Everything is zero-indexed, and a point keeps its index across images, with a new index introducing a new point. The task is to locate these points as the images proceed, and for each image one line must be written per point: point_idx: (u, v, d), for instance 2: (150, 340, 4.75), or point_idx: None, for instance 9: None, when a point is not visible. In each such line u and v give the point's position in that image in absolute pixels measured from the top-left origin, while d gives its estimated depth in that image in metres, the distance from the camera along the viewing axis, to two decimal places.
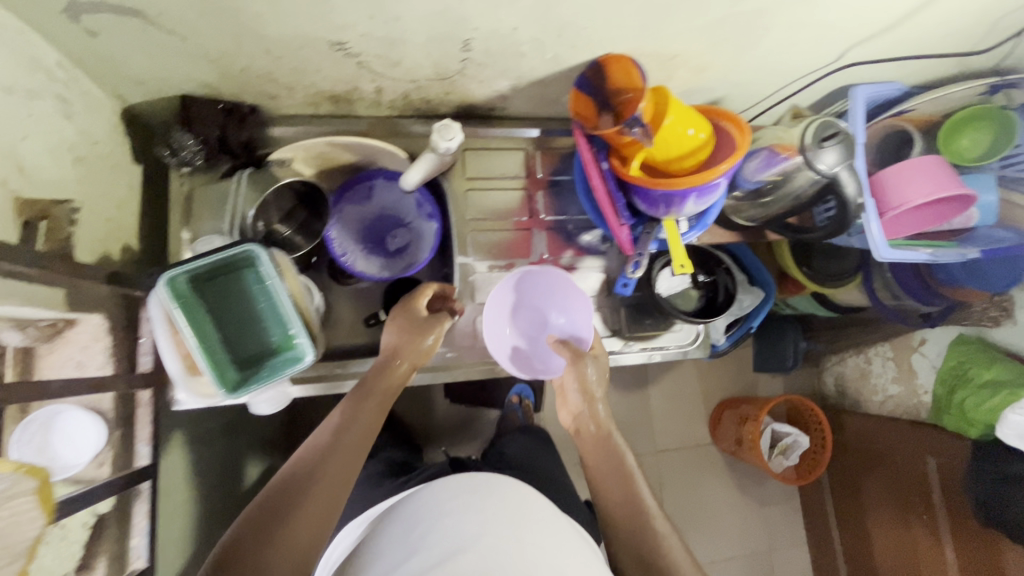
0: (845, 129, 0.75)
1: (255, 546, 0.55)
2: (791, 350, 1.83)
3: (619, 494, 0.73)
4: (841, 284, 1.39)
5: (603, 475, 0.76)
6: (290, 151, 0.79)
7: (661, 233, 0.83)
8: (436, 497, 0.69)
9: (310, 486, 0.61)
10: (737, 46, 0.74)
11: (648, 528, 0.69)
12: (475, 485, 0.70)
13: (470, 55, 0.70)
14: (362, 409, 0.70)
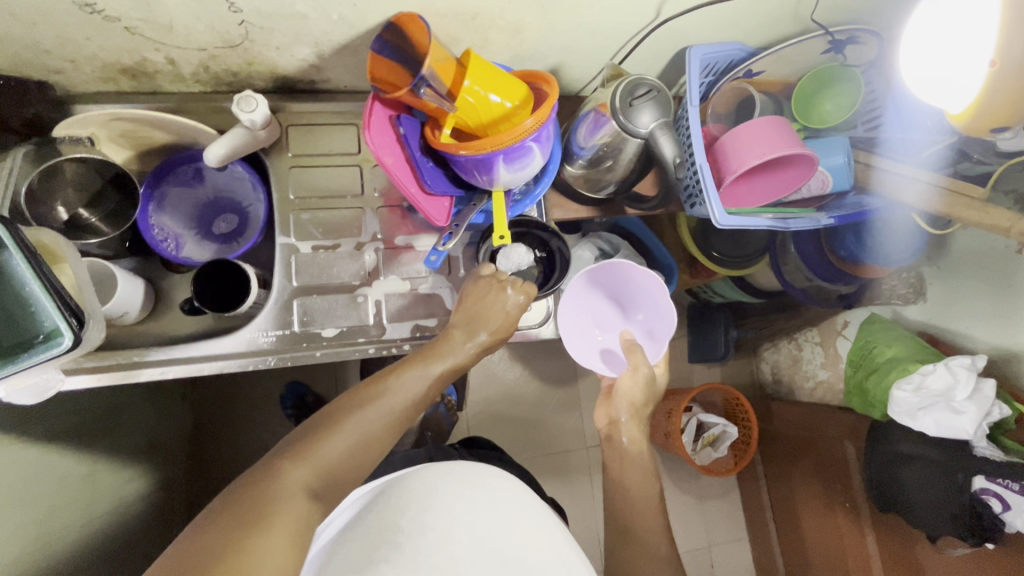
0: (654, 86, 0.72)
1: (298, 449, 0.60)
2: (722, 339, 1.78)
3: (642, 491, 0.78)
4: (747, 265, 1.33)
5: (629, 468, 0.80)
6: (84, 129, 0.75)
7: (487, 203, 0.79)
8: (430, 483, 0.60)
9: (371, 432, 0.64)
10: (536, 2, 0.70)
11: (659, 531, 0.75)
12: (463, 474, 0.63)
13: (245, 17, 0.66)
14: (433, 375, 0.71)
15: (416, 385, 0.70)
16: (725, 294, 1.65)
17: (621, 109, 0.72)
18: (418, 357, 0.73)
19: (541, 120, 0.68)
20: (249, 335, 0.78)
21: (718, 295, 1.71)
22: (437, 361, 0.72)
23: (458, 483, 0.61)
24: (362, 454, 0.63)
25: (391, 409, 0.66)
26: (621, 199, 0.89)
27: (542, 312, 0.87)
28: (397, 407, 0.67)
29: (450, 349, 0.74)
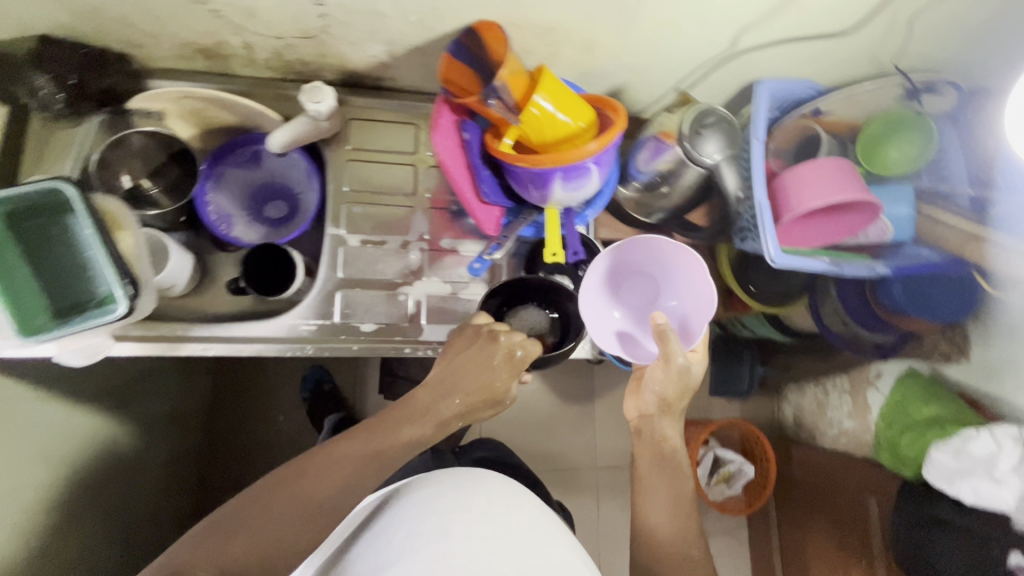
0: (724, 117, 0.70)
1: (229, 522, 0.60)
2: (746, 374, 1.78)
3: (668, 504, 0.75)
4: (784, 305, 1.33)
5: (655, 477, 0.77)
6: (156, 102, 0.78)
7: (539, 217, 0.79)
8: (425, 499, 0.60)
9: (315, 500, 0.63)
10: (614, 23, 0.70)
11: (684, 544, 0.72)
12: (461, 482, 0.62)
13: (327, 10, 0.67)
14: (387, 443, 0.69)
15: (368, 452, 0.68)
16: (754, 330, 1.61)
17: (688, 136, 0.71)
18: (378, 424, 0.72)
19: (604, 145, 0.69)
20: (290, 321, 0.78)
21: (746, 330, 1.66)
22: (395, 428, 0.71)
23: (456, 492, 0.60)
24: (303, 526, 0.61)
25: (339, 479, 0.65)
26: (671, 225, 0.88)
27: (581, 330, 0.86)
28: (343, 476, 0.65)
29: (414, 416, 0.72)
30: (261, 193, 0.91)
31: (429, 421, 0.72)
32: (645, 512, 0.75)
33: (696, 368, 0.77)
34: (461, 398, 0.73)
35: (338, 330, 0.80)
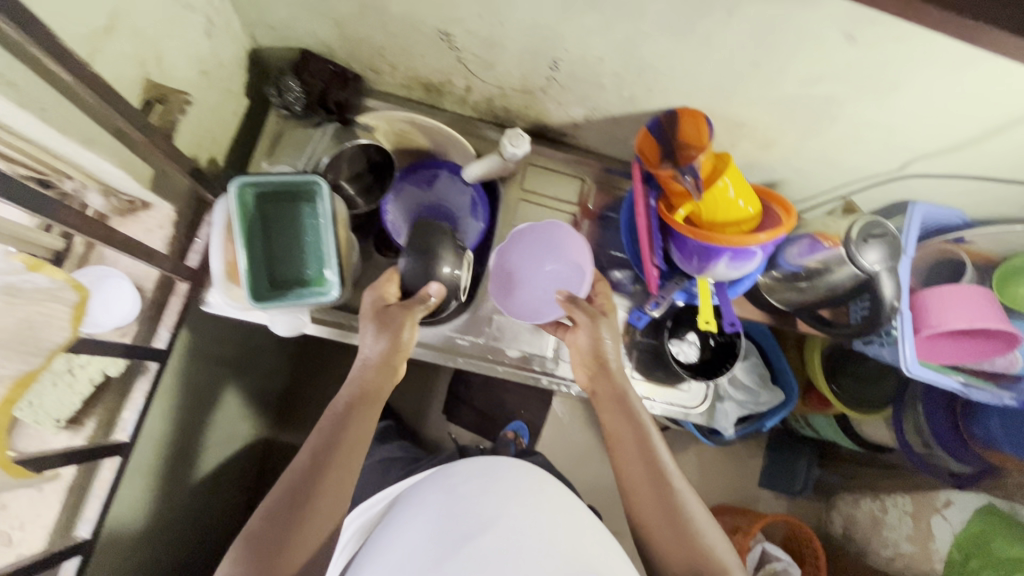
0: (891, 232, 0.77)
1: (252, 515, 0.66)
2: (802, 475, 1.77)
3: (643, 478, 0.72)
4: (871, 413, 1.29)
5: (624, 446, 0.75)
6: (374, 120, 0.89)
7: (692, 287, 0.85)
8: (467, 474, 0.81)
9: (296, 491, 0.66)
10: (803, 130, 0.78)
11: (675, 512, 0.69)
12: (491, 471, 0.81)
13: (556, 75, 0.77)
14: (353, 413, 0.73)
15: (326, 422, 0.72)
16: (819, 430, 1.61)
17: (855, 240, 0.77)
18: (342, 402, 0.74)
19: (773, 238, 0.75)
20: (446, 332, 0.85)
21: (808, 425, 1.65)
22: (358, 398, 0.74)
23: (485, 469, 0.81)
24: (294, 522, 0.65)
25: (313, 461, 0.69)
26: (802, 317, 0.93)
27: (702, 394, 0.91)
28: (311, 457, 0.69)
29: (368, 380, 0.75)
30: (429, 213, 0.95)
31: (381, 377, 0.75)
32: (629, 496, 0.73)
33: (610, 324, 0.79)
34: (395, 355, 0.76)
35: (486, 349, 0.86)
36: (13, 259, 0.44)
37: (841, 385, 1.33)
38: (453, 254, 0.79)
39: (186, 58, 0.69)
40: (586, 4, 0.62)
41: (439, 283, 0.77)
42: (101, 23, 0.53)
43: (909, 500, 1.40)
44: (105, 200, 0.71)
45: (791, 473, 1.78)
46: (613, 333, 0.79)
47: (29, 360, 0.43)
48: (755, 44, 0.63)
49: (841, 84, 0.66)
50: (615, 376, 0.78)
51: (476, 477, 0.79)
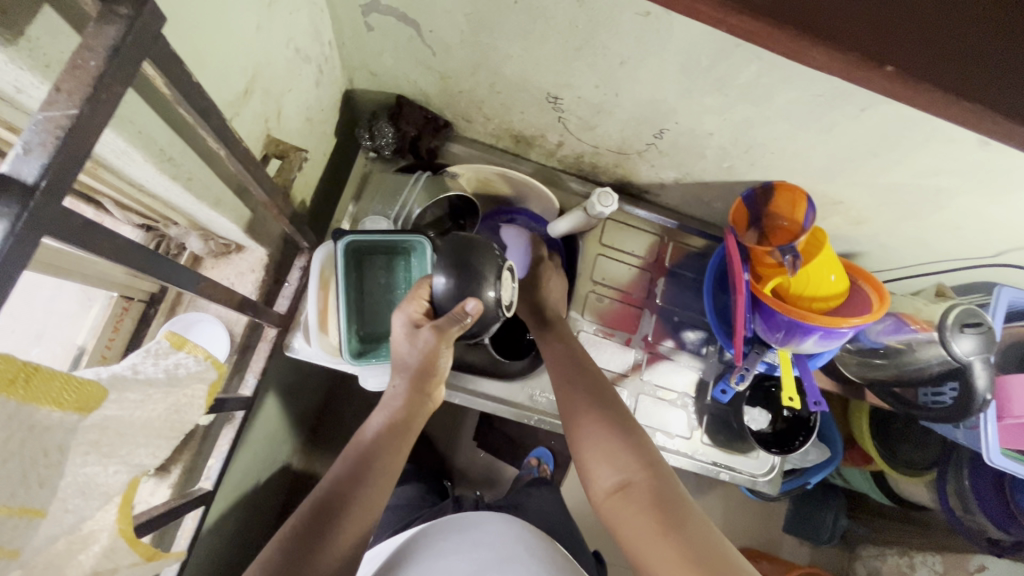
0: (987, 323, 0.76)
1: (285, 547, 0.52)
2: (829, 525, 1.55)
3: (608, 456, 0.62)
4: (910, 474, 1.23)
5: (588, 421, 0.65)
6: (464, 168, 0.86)
7: (769, 356, 0.85)
8: (443, 533, 0.76)
9: (319, 526, 0.53)
10: (902, 213, 0.77)
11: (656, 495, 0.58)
12: (464, 524, 0.77)
13: (657, 142, 0.76)
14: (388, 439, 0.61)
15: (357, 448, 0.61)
16: (851, 482, 1.47)
17: (950, 327, 0.76)
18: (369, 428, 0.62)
19: (867, 322, 0.73)
20: (520, 387, 0.85)
21: (838, 477, 1.52)
22: (393, 422, 0.61)
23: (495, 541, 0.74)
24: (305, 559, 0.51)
25: (336, 487, 0.56)
26: (876, 392, 0.92)
27: (770, 463, 0.89)
28: (336, 482, 0.57)
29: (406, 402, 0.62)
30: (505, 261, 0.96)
31: (421, 400, 0.64)
32: (592, 474, 0.62)
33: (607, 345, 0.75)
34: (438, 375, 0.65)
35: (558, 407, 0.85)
36: (164, 339, 0.43)
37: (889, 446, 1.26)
38: (495, 274, 0.65)
39: (297, 107, 0.68)
40: (713, 87, 0.62)
41: (476, 303, 0.62)
42: (242, 86, 0.53)
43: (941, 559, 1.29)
44: (205, 242, 0.69)
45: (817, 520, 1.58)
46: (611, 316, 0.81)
47: (171, 441, 0.43)
48: (878, 137, 0.63)
49: (957, 178, 0.66)
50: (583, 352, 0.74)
51: (455, 533, 0.76)
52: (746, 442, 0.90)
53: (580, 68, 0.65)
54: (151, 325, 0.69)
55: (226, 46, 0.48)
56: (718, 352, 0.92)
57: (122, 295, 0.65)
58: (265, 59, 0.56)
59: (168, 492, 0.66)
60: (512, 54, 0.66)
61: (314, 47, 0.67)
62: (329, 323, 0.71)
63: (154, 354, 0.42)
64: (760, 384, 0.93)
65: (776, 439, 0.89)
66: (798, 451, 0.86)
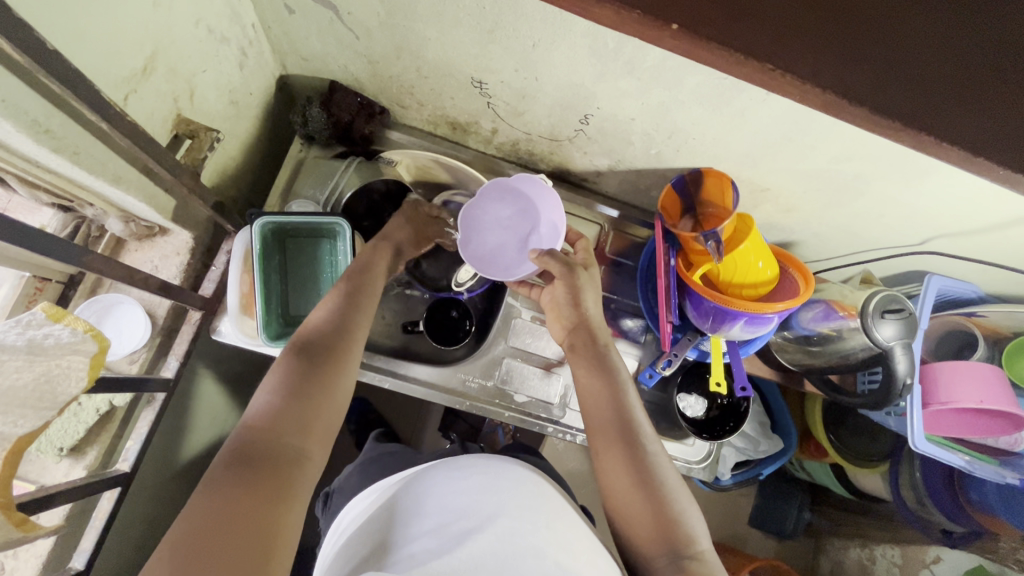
0: (908, 309, 0.77)
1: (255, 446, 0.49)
2: (792, 517, 1.47)
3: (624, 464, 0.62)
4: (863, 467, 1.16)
5: (604, 421, 0.65)
6: (399, 154, 0.85)
7: (703, 344, 0.84)
8: (442, 482, 0.62)
9: (243, 485, 0.46)
10: (827, 200, 0.78)
11: (660, 502, 0.59)
12: (478, 467, 0.64)
13: (585, 128, 0.77)
14: (298, 385, 0.54)
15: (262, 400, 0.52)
16: (813, 475, 1.38)
17: (872, 313, 0.77)
18: (276, 375, 0.55)
19: (790, 308, 0.73)
20: (457, 372, 0.85)
21: (802, 471, 1.42)
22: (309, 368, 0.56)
23: (489, 465, 0.64)
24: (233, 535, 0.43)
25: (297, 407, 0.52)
26: (813, 380, 0.92)
27: (705, 451, 0.90)
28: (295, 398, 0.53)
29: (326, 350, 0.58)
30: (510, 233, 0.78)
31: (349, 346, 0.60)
32: (604, 460, 0.64)
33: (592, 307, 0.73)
34: (360, 325, 0.62)
35: (494, 393, 0.86)
36: (38, 311, 0.44)
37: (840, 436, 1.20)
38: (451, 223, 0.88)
39: (216, 89, 0.68)
40: (624, 70, 0.63)
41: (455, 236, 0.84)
42: (137, 63, 0.53)
43: (898, 552, 1.20)
44: (125, 224, 0.68)
45: (779, 513, 1.49)
46: (597, 301, 0.74)
47: (42, 411, 0.43)
48: (788, 122, 0.63)
49: (870, 164, 0.67)
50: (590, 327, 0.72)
51: (468, 478, 0.62)
52: (681, 429, 0.90)
53: (498, 52, 0.66)
54: (69, 306, 0.69)
55: (111, 22, 0.48)
56: (655, 340, 0.92)
57: (35, 274, 0.64)
58: (167, 37, 0.56)
59: (83, 472, 0.66)
60: (430, 37, 0.66)
61: (232, 28, 0.67)
62: (252, 305, 0.71)
63: (24, 325, 0.44)
64: (696, 371, 0.93)
65: (712, 427, 0.91)
66: (728, 437, 0.87)
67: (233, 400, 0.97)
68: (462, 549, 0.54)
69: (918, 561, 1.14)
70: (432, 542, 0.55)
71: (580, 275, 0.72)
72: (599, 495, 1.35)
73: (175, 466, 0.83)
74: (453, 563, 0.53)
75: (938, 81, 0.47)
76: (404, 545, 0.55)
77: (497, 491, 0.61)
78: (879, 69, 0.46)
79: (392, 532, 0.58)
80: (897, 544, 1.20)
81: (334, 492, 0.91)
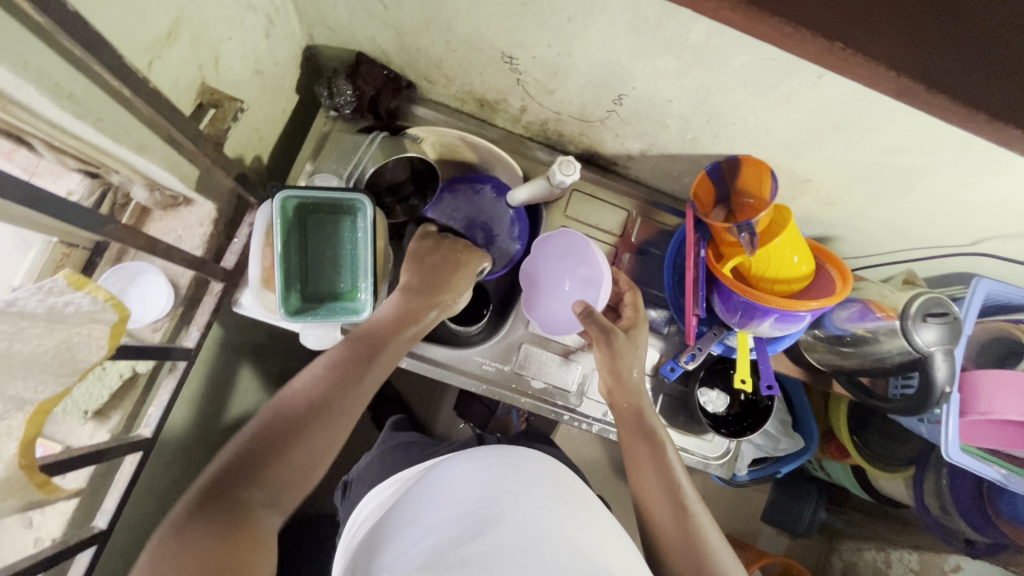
0: (953, 314, 0.73)
1: (240, 477, 0.54)
2: (806, 515, 1.41)
3: (659, 494, 0.66)
4: (888, 472, 1.11)
5: (638, 456, 0.69)
6: (424, 131, 0.85)
7: (728, 339, 0.82)
8: (462, 472, 0.62)
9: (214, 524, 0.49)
10: (872, 194, 0.73)
11: (692, 531, 0.62)
12: (496, 459, 0.63)
13: (618, 109, 0.74)
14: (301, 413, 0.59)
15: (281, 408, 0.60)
16: (831, 476, 1.34)
17: (913, 317, 0.73)
18: (297, 385, 0.62)
19: (826, 307, 0.68)
20: (475, 358, 0.84)
21: (820, 470, 1.37)
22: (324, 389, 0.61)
23: (506, 457, 0.64)
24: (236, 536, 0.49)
25: (284, 432, 0.57)
26: (842, 382, 0.89)
27: (724, 447, 0.88)
28: (284, 426, 0.58)
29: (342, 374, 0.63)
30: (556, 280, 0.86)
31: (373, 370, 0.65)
32: (642, 493, 0.67)
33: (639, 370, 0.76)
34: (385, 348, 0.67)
35: (511, 380, 0.85)
36: (60, 278, 0.44)
37: (866, 438, 1.15)
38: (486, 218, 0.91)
39: (241, 57, 0.67)
40: (665, 48, 0.59)
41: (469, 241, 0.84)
42: (162, 29, 0.52)
43: (917, 556, 1.17)
44: (149, 193, 0.67)
45: (795, 510, 1.45)
46: (636, 363, 0.76)
47: (63, 376, 0.44)
48: (839, 108, 0.59)
49: (926, 157, 0.62)
50: (632, 391, 0.73)
51: (486, 468, 0.61)
52: (700, 424, 0.88)
53: (531, 26, 0.63)
54: (95, 272, 0.69)
55: None
56: (679, 332, 0.89)
57: (62, 240, 0.65)
58: (192, 2, 0.55)
59: (107, 435, 0.67)
60: (461, 9, 0.64)
61: None
62: (273, 280, 0.70)
63: (45, 291, 0.43)
64: (717, 365, 0.91)
65: (732, 423, 0.88)
66: (748, 435, 0.85)
67: (253, 369, 0.98)
68: (485, 535, 0.50)
69: (936, 567, 1.11)
70: (454, 528, 0.52)
71: (622, 341, 0.75)
72: (612, 482, 1.35)
73: (196, 432, 0.85)
74: (475, 544, 0.49)
75: (1011, 69, 0.43)
76: (427, 535, 0.52)
77: (516, 481, 0.59)
78: (945, 53, 0.42)
79: (416, 522, 0.56)
80: (916, 549, 1.17)
81: (353, 480, 0.93)
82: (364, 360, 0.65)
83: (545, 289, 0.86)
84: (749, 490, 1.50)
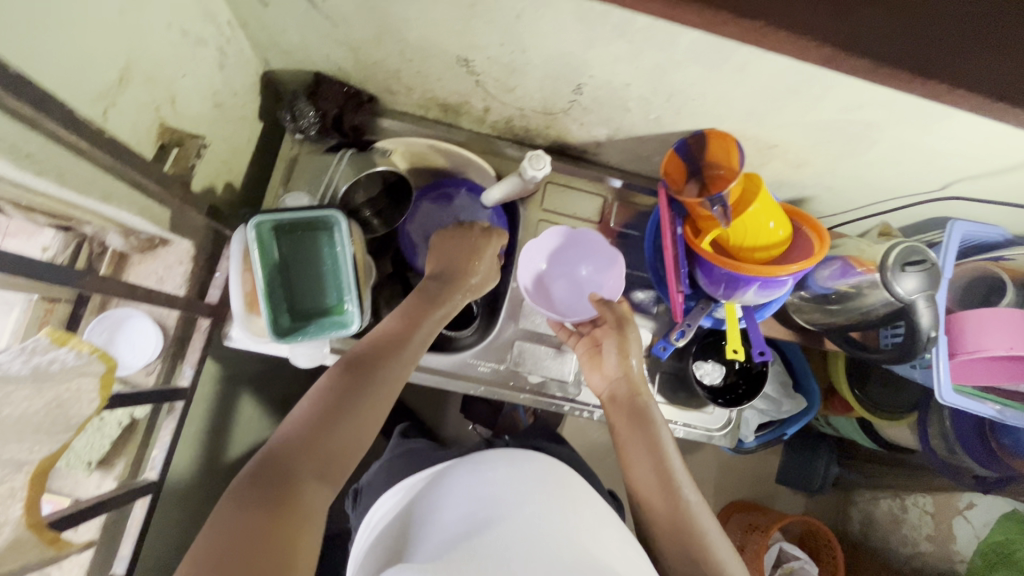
0: (929, 261, 0.74)
1: (283, 457, 0.54)
2: (819, 475, 1.42)
3: (654, 481, 0.67)
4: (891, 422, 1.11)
5: (636, 447, 0.71)
6: (394, 143, 0.85)
7: (717, 311, 0.83)
8: (467, 473, 0.62)
9: (258, 504, 0.49)
10: (839, 152, 0.74)
11: (688, 523, 0.63)
12: (502, 459, 0.64)
13: (579, 98, 0.74)
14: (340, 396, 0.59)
15: (304, 407, 0.58)
16: (839, 431, 1.35)
17: (892, 267, 0.74)
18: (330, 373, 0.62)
19: (805, 269, 0.69)
20: (465, 356, 0.85)
21: (828, 426, 1.38)
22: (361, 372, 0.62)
23: (511, 457, 0.64)
24: (282, 541, 0.47)
25: (321, 413, 0.57)
26: (833, 338, 0.90)
27: (725, 417, 0.89)
28: (318, 408, 0.58)
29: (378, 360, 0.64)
30: (568, 266, 0.89)
31: (395, 374, 0.64)
32: (645, 493, 0.68)
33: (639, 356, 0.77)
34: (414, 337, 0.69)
35: (508, 376, 0.85)
36: (42, 337, 0.45)
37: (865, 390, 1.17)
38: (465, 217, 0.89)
39: (197, 92, 0.67)
40: (614, 34, 0.59)
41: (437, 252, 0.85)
42: (112, 76, 0.52)
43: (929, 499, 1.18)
44: (125, 239, 0.68)
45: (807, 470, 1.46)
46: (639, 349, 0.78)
47: (56, 433, 0.44)
48: (793, 72, 0.60)
49: (884, 110, 0.63)
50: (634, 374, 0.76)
51: (491, 470, 0.61)
52: (699, 397, 0.89)
53: (481, 27, 0.63)
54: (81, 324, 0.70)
55: (79, 36, 0.47)
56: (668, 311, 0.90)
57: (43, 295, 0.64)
58: (139, 45, 0.55)
59: (113, 483, 0.68)
60: (411, 17, 0.64)
61: (207, 28, 0.64)
62: (257, 303, 0.70)
63: (29, 351, 0.44)
64: (709, 338, 0.92)
65: (730, 392, 0.90)
66: (746, 403, 0.86)
67: (253, 399, 0.98)
68: (485, 540, 0.50)
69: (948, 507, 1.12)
70: (456, 534, 0.53)
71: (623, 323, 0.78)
72: None
73: (202, 468, 0.85)
74: (476, 553, 0.49)
75: None
76: (432, 541, 0.53)
77: (522, 482, 0.59)
78: None
79: (422, 525, 0.56)
80: (928, 492, 1.19)
81: (361, 489, 0.93)
82: (393, 352, 0.65)
83: (558, 264, 0.88)
84: (760, 456, 1.51)
